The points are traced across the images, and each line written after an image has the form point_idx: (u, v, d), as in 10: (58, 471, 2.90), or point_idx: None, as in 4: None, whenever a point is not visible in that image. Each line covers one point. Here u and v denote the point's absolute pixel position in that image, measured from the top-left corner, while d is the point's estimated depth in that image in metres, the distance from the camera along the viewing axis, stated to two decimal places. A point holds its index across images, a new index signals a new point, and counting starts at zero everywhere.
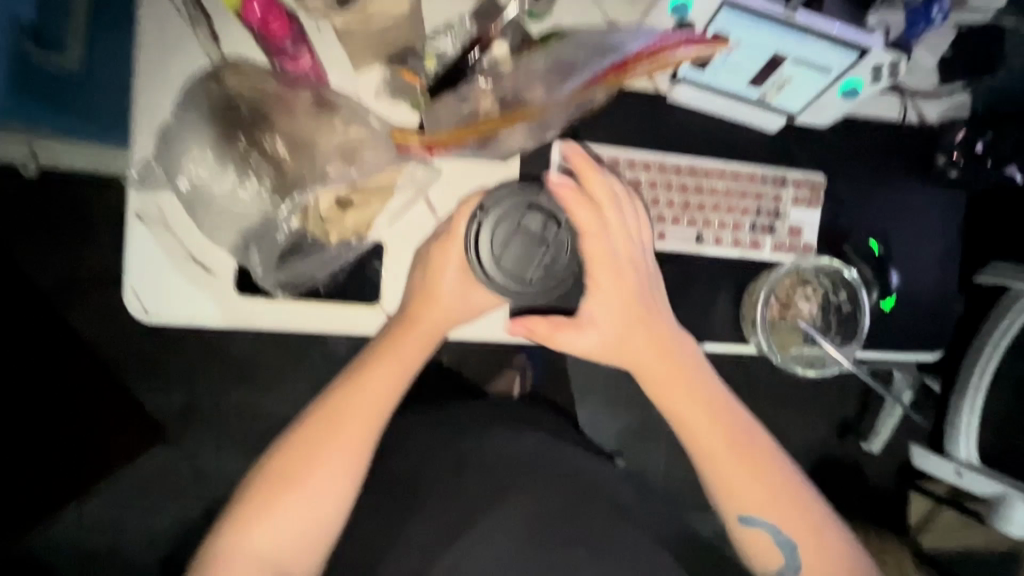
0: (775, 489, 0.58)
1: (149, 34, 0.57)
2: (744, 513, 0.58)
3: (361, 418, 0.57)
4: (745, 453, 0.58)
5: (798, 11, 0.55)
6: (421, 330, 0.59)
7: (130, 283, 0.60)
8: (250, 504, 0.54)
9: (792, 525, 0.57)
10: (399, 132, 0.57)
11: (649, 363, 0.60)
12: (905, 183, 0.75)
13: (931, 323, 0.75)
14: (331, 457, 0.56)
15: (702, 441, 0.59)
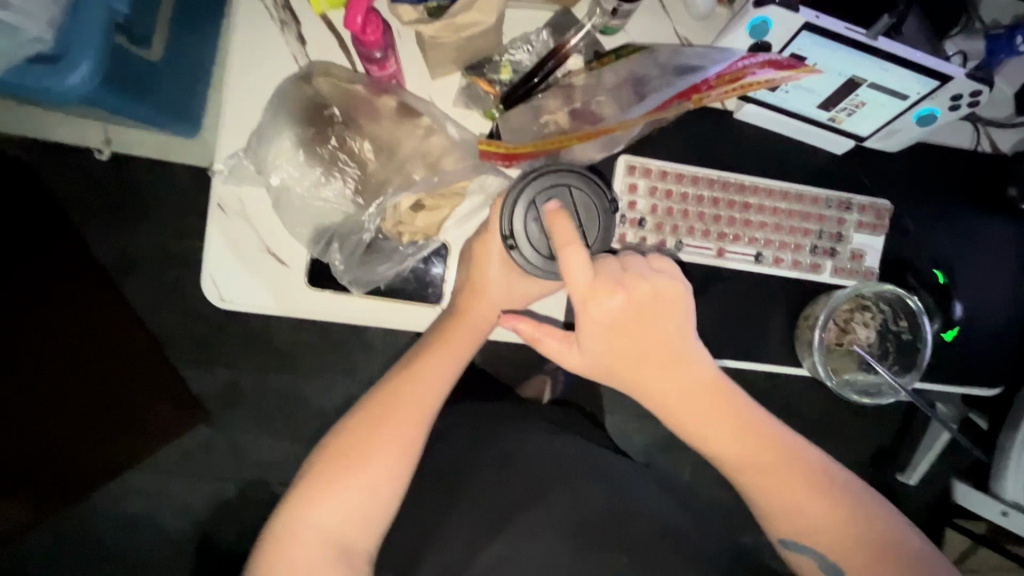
0: (824, 524, 0.53)
1: (245, 37, 0.62)
2: (786, 538, 0.55)
3: (416, 403, 0.58)
4: (796, 481, 0.54)
5: (880, 38, 0.55)
6: (470, 324, 0.60)
7: (209, 270, 0.63)
8: (313, 479, 0.55)
9: (839, 556, 0.53)
10: (485, 145, 0.55)
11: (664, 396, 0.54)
12: (972, 212, 0.74)
13: (994, 356, 0.74)
14: (387, 437, 0.56)
15: (745, 474, 0.54)
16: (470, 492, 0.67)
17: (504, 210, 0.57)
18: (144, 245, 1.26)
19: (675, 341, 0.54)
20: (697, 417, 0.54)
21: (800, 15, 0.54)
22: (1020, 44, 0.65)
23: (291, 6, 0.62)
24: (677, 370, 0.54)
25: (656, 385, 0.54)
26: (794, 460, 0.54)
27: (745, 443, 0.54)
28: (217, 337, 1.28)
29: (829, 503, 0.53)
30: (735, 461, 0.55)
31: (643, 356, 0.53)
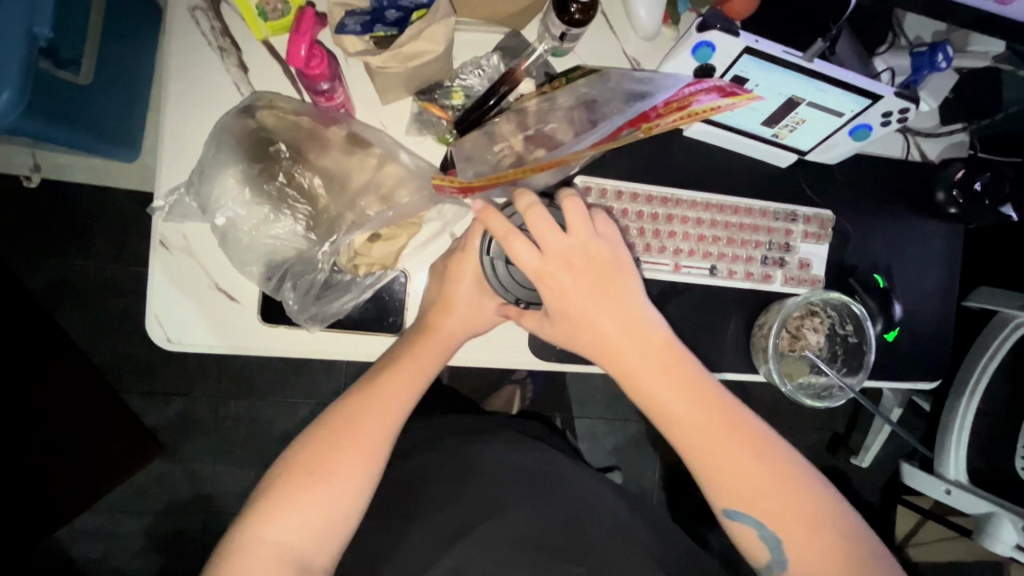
0: (772, 493, 0.50)
1: (180, 65, 0.60)
2: (729, 507, 0.51)
3: (379, 421, 0.57)
4: (729, 440, 0.50)
5: (814, 60, 0.57)
6: (437, 339, 0.58)
7: (153, 311, 0.60)
8: (273, 493, 0.54)
9: (777, 520, 0.50)
10: (437, 180, 0.54)
11: (620, 341, 0.51)
12: (907, 215, 0.78)
13: (932, 351, 0.78)
14: (349, 453, 0.55)
15: (691, 440, 0.50)
16: (428, 512, 0.66)
17: (480, 235, 0.58)
18: (82, 273, 1.18)
19: (622, 296, 0.52)
20: (648, 375, 0.51)
21: (740, 39, 0.56)
22: (942, 61, 0.67)
23: (229, 31, 0.60)
24: (623, 323, 0.51)
25: (604, 341, 0.51)
26: (740, 429, 0.51)
27: (692, 406, 0.50)
28: (169, 366, 1.23)
29: (772, 473, 0.50)
30: (682, 421, 0.50)
31: (583, 310, 0.51)
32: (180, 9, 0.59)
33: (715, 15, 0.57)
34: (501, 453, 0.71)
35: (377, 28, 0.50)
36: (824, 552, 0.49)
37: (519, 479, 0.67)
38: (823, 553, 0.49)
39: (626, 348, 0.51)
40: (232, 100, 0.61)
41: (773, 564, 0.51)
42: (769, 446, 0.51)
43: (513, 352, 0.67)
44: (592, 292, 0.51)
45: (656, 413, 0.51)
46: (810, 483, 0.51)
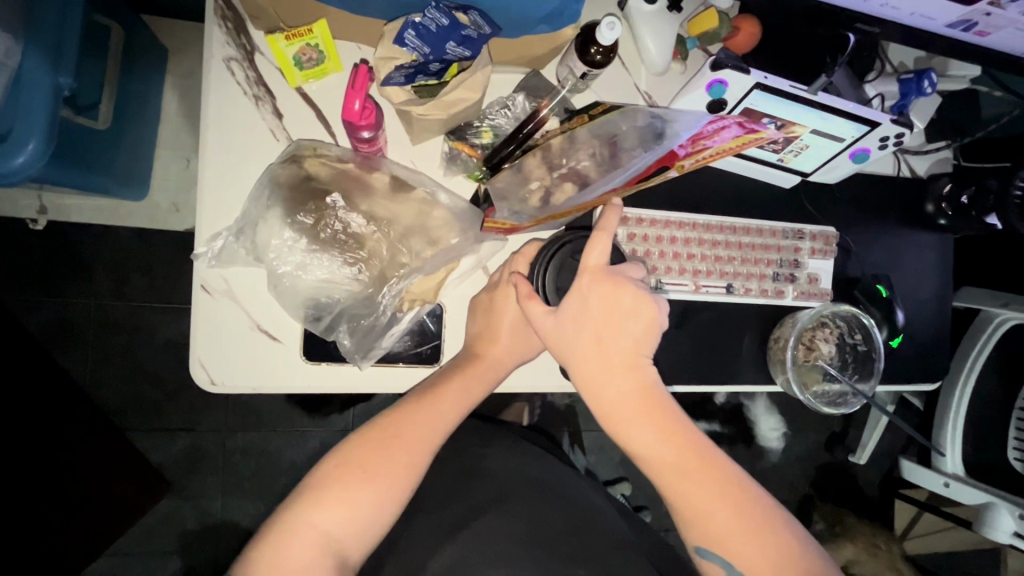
0: (754, 549, 0.50)
1: (215, 112, 0.61)
2: (704, 550, 0.52)
3: (422, 434, 0.58)
4: (701, 475, 0.52)
5: (819, 92, 0.63)
6: (487, 364, 0.61)
7: (197, 355, 0.61)
8: (315, 489, 0.54)
9: (746, 561, 0.50)
10: (489, 224, 0.62)
11: (592, 367, 0.54)
12: (902, 227, 0.83)
13: (931, 353, 0.83)
14: (393, 458, 0.57)
15: (673, 488, 0.53)
16: (430, 509, 0.67)
17: (527, 263, 0.60)
18: (83, 312, 1.17)
19: (631, 348, 0.54)
20: (626, 408, 0.53)
21: (751, 76, 0.61)
22: (928, 86, 0.73)
23: (262, 79, 0.62)
24: (623, 374, 0.54)
25: (604, 388, 0.54)
26: (722, 474, 0.52)
27: (667, 438, 0.53)
28: (176, 402, 1.21)
29: (749, 523, 0.51)
30: (654, 451, 0.53)
31: (577, 335, 0.54)
32: (216, 61, 0.61)
33: (726, 55, 0.61)
34: (510, 460, 0.72)
35: (418, 79, 0.52)
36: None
37: (527, 484, 0.69)
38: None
39: (624, 399, 0.53)
40: (270, 147, 0.62)
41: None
42: (756, 507, 0.51)
43: (545, 375, 0.69)
44: (597, 346, 0.54)
45: (647, 458, 0.54)
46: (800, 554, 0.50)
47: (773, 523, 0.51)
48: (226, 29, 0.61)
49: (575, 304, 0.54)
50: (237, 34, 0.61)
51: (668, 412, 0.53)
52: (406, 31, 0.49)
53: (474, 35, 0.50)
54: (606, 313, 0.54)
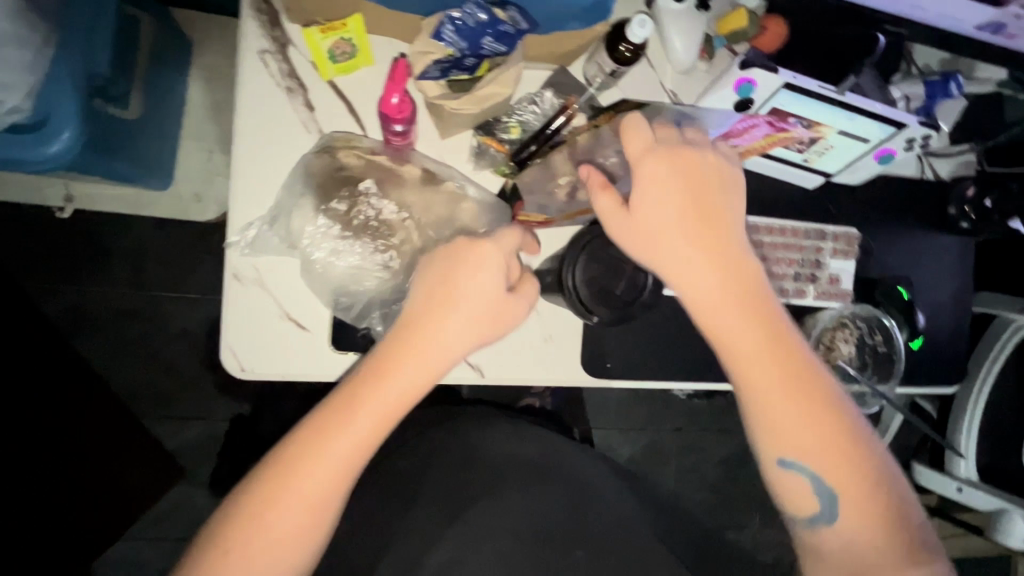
0: (834, 455, 0.50)
1: (248, 104, 0.62)
2: (786, 458, 0.51)
3: (367, 425, 0.50)
4: (794, 379, 0.51)
5: (846, 93, 0.63)
6: (427, 335, 0.51)
7: (227, 342, 0.62)
8: (243, 506, 0.48)
9: (833, 470, 0.50)
10: (522, 217, 0.63)
11: (680, 263, 0.51)
12: (924, 230, 0.83)
13: (949, 356, 0.83)
14: (331, 454, 0.49)
15: (760, 392, 0.51)
16: (431, 496, 0.67)
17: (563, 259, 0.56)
18: (105, 300, 1.19)
19: (721, 243, 0.52)
20: (718, 305, 0.51)
21: (780, 76, 0.61)
22: (954, 88, 0.73)
23: (295, 71, 0.63)
24: (713, 269, 0.51)
25: (691, 279, 0.51)
26: (810, 377, 0.51)
27: (758, 341, 0.51)
28: (191, 391, 1.22)
29: (834, 430, 0.50)
30: (743, 351, 0.51)
31: (662, 230, 0.51)
32: (251, 54, 0.62)
33: (755, 55, 0.62)
34: (520, 450, 0.72)
35: (453, 74, 0.53)
36: (869, 514, 0.51)
37: (537, 475, 0.69)
38: (864, 517, 0.50)
39: (713, 296, 0.51)
40: (301, 139, 0.63)
41: (818, 518, 0.52)
42: (838, 411, 0.51)
43: (563, 369, 0.70)
44: (689, 243, 0.51)
45: (734, 358, 0.52)
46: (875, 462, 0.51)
47: (850, 428, 0.51)
48: (261, 22, 0.62)
49: (658, 188, 0.51)
50: (271, 27, 0.62)
51: (759, 310, 0.51)
52: (445, 26, 0.49)
53: (511, 31, 0.50)
54: (698, 203, 0.52)
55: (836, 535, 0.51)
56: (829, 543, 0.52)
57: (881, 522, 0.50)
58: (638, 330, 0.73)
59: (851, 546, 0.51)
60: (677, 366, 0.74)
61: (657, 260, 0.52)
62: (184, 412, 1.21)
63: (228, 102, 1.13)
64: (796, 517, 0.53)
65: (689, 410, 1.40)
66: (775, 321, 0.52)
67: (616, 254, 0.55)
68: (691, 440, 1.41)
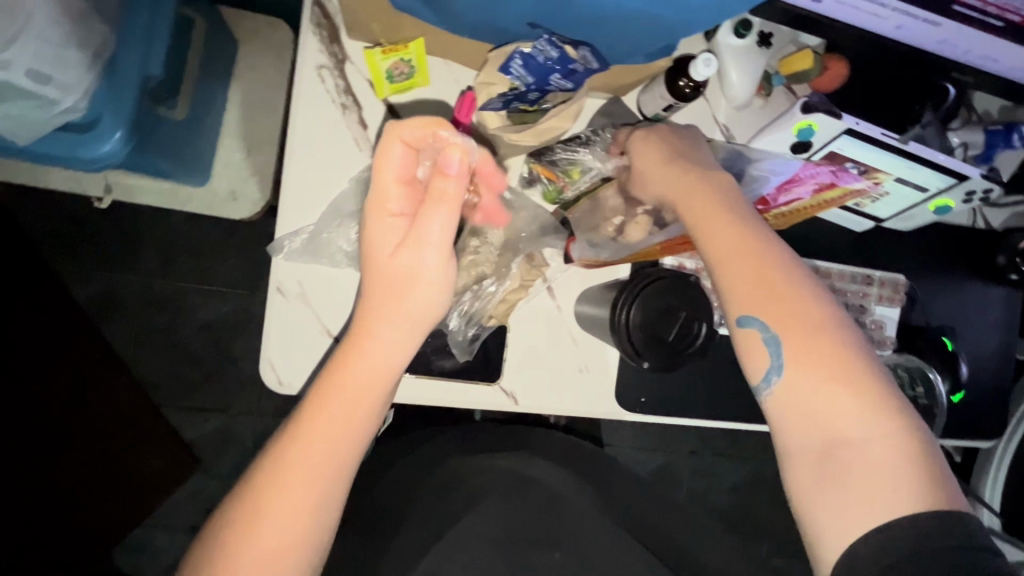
0: (784, 300, 0.47)
1: (303, 118, 0.62)
2: (745, 315, 0.48)
3: (342, 414, 0.49)
4: (738, 234, 0.49)
5: (910, 142, 0.62)
6: (393, 296, 0.50)
7: (267, 356, 0.62)
8: (239, 508, 0.46)
9: (784, 320, 0.46)
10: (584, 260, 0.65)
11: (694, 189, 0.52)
12: (970, 280, 0.82)
13: (987, 410, 0.82)
14: (314, 447, 0.48)
15: (709, 237, 0.50)
16: (421, 516, 0.64)
17: (617, 300, 0.55)
18: (131, 287, 1.20)
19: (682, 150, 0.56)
20: (688, 192, 0.52)
21: (842, 122, 0.60)
22: (1016, 140, 0.72)
23: (351, 88, 0.63)
24: (671, 159, 0.55)
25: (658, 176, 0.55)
26: (758, 236, 0.49)
27: (717, 206, 0.51)
28: (211, 382, 1.23)
29: (776, 283, 0.47)
30: (703, 218, 0.51)
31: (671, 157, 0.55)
32: (308, 67, 0.62)
33: (818, 99, 0.61)
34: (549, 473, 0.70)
35: (514, 106, 0.54)
36: (826, 365, 0.45)
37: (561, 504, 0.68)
38: (823, 376, 0.45)
39: (671, 176, 0.54)
40: (352, 154, 0.63)
41: (770, 374, 0.47)
42: (795, 267, 0.48)
43: (597, 401, 0.69)
44: (661, 149, 0.56)
45: (689, 209, 0.52)
46: (830, 316, 0.46)
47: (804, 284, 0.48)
48: (321, 37, 0.62)
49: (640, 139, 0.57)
50: (331, 42, 0.62)
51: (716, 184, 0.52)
52: (514, 60, 0.50)
53: (580, 70, 0.51)
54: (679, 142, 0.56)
55: (791, 392, 0.46)
56: (789, 400, 0.46)
57: (851, 385, 0.44)
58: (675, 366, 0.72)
59: (807, 401, 0.45)
60: (709, 405, 0.73)
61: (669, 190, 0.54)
62: (200, 403, 1.22)
63: (269, 103, 1.14)
64: (754, 385, 0.48)
65: (705, 435, 1.38)
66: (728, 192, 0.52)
67: (670, 300, 0.55)
68: (703, 464, 1.39)
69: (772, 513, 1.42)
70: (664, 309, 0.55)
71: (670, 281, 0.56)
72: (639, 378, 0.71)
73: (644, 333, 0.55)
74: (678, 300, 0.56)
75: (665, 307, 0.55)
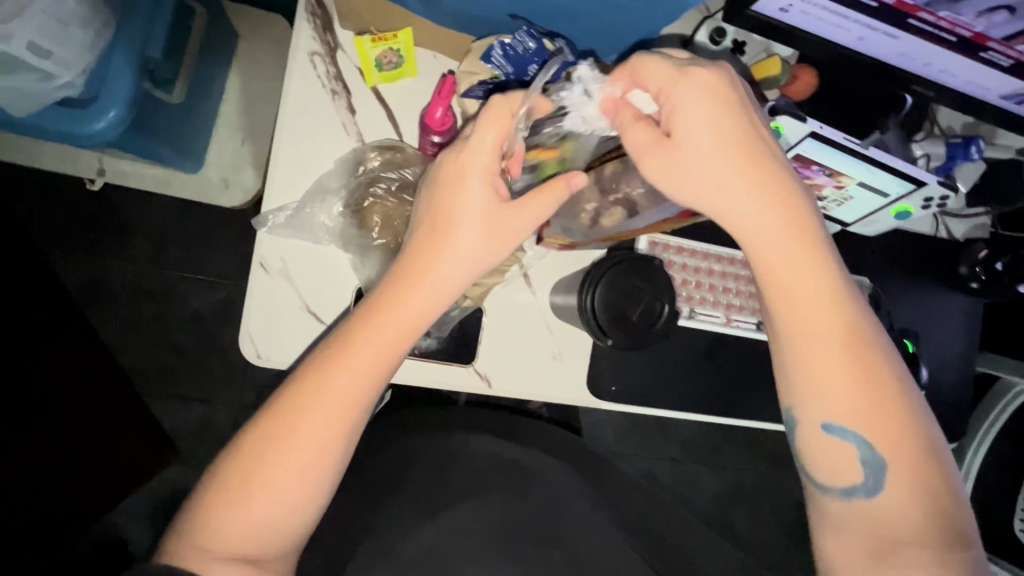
0: (888, 417, 0.49)
1: (294, 101, 0.64)
2: (828, 420, 0.50)
3: (336, 409, 0.50)
4: (847, 345, 0.49)
5: (870, 147, 0.65)
6: (411, 322, 0.52)
7: (248, 329, 0.63)
8: (228, 475, 0.48)
9: (883, 435, 0.48)
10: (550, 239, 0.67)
11: (761, 240, 0.50)
12: (933, 286, 0.85)
13: (950, 413, 0.84)
14: (306, 436, 0.49)
15: (803, 331, 0.50)
16: (414, 492, 0.67)
17: (583, 282, 0.59)
18: (120, 273, 1.21)
19: (768, 178, 0.50)
20: (776, 256, 0.50)
21: (807, 125, 0.63)
22: (974, 152, 0.75)
23: (341, 75, 0.65)
24: (767, 205, 0.49)
25: (726, 199, 0.50)
26: (865, 345, 0.49)
27: (823, 305, 0.50)
28: (197, 371, 1.24)
29: (876, 394, 0.49)
30: (801, 315, 0.50)
31: (738, 148, 0.49)
32: (301, 53, 0.64)
33: (785, 102, 0.64)
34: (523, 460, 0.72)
35: (495, 95, 0.57)
36: (910, 481, 0.48)
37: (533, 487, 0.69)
38: (907, 488, 0.48)
39: (761, 232, 0.50)
40: (339, 138, 0.65)
41: (857, 488, 0.49)
42: (894, 382, 0.49)
43: (568, 387, 0.71)
44: (738, 175, 0.49)
45: (777, 292, 0.51)
46: (924, 439, 0.49)
47: (908, 403, 0.49)
48: (314, 25, 0.65)
49: (687, 106, 0.49)
50: (323, 31, 0.65)
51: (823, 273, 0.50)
52: (494, 50, 0.53)
53: (556, 62, 0.54)
54: (751, 138, 0.50)
55: (874, 503, 0.49)
56: (864, 507, 0.49)
57: (921, 497, 0.48)
58: (647, 357, 0.75)
59: (884, 513, 0.48)
60: (679, 396, 0.75)
61: (732, 223, 0.51)
62: (183, 390, 1.23)
63: (265, 95, 1.16)
64: (829, 484, 0.51)
65: (686, 442, 1.40)
66: (842, 290, 0.51)
67: (634, 281, 0.59)
68: (683, 471, 1.41)
69: (750, 522, 1.43)
70: (629, 290, 0.59)
71: (627, 261, 0.60)
72: (611, 366, 0.73)
73: (609, 312, 0.58)
74: (643, 282, 0.60)
75: (629, 288, 0.59)
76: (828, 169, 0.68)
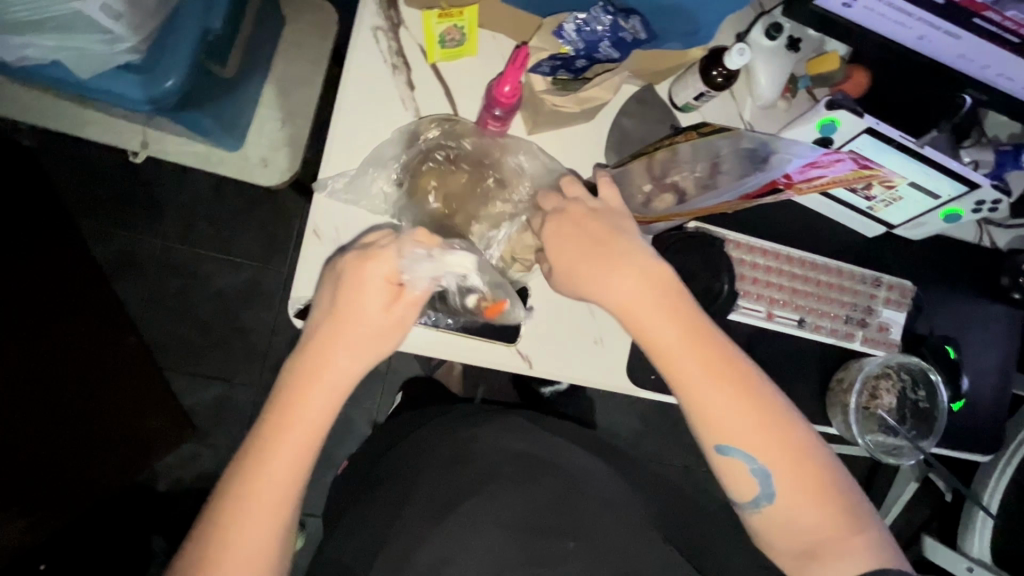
0: (770, 435, 0.53)
1: (355, 73, 0.65)
2: (721, 444, 0.54)
3: (291, 456, 0.52)
4: (716, 378, 0.54)
5: (925, 147, 0.65)
6: (337, 368, 0.54)
7: (298, 296, 0.63)
8: (203, 544, 0.50)
9: (770, 455, 0.53)
10: None
11: (626, 294, 0.55)
12: (974, 295, 0.84)
13: (988, 424, 0.83)
14: (260, 493, 0.51)
15: (683, 379, 0.54)
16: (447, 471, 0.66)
17: None
18: (150, 247, 1.22)
19: (618, 243, 0.56)
20: (640, 306, 0.55)
21: (864, 120, 0.63)
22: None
23: (403, 50, 0.66)
24: (622, 263, 0.56)
25: (605, 283, 0.56)
26: (733, 372, 0.54)
27: (684, 346, 0.54)
28: (215, 350, 1.23)
29: (759, 415, 0.53)
30: (673, 363, 0.54)
31: (596, 250, 0.56)
32: (365, 28, 0.65)
33: (842, 97, 0.64)
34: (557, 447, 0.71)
35: (562, 72, 0.59)
36: (809, 490, 0.53)
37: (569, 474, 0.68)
38: (809, 495, 0.53)
39: (628, 294, 0.55)
40: (398, 112, 0.66)
41: (760, 499, 0.54)
42: (767, 396, 0.54)
43: (610, 374, 0.71)
44: (611, 266, 0.56)
45: (653, 345, 0.55)
46: (805, 442, 0.54)
47: (784, 414, 0.54)
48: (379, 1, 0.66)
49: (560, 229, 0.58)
50: (388, 6, 0.66)
51: (680, 313, 0.55)
52: (568, 25, 0.55)
53: (628, 39, 0.56)
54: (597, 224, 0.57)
55: (782, 514, 0.53)
56: (775, 520, 0.54)
57: (823, 500, 0.53)
58: None
59: (796, 520, 0.53)
60: None
61: (608, 298, 0.56)
62: (204, 367, 1.23)
63: (306, 79, 1.18)
64: (745, 504, 0.55)
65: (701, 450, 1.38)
66: (702, 325, 0.55)
67: (695, 259, 0.69)
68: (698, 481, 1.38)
69: None
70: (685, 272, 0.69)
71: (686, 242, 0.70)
72: (650, 355, 0.73)
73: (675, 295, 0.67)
74: (701, 261, 0.69)
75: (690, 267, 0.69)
76: (883, 167, 0.68)
